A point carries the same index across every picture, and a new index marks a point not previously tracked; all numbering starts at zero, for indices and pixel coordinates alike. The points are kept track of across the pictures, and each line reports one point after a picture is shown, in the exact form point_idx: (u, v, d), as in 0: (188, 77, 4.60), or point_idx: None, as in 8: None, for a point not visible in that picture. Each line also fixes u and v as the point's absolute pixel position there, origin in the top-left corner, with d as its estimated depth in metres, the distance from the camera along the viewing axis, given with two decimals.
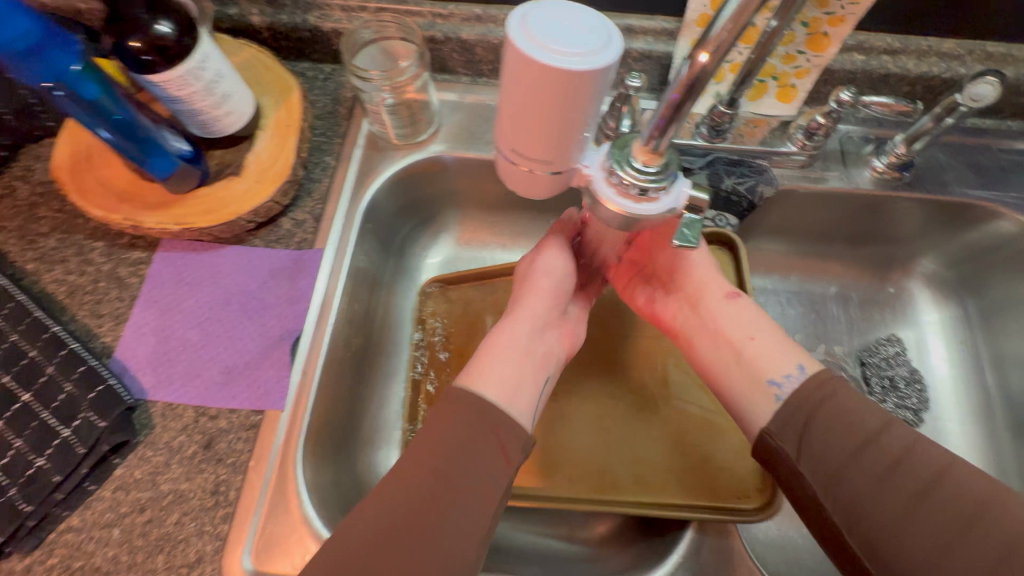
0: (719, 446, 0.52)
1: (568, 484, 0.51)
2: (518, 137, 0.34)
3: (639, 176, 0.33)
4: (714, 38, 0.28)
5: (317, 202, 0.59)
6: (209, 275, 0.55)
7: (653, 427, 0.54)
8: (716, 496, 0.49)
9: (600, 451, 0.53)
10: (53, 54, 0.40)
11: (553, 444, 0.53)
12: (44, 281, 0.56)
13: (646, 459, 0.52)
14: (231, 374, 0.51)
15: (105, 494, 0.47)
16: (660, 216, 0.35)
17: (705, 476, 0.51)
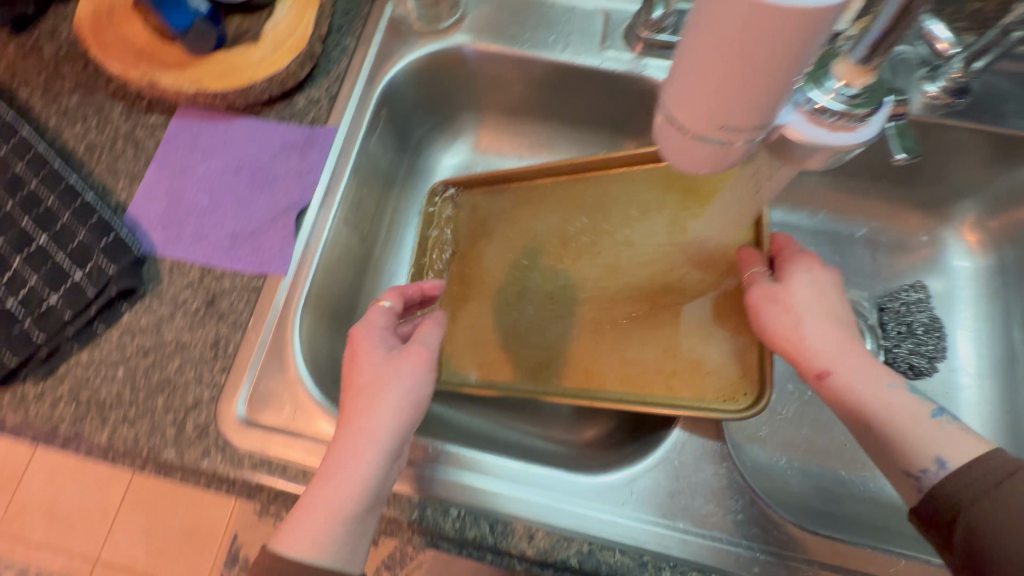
0: (711, 348, 0.48)
1: (555, 380, 0.51)
2: (725, 108, 0.27)
3: (835, 98, 0.29)
4: None
5: (333, 81, 0.58)
6: (222, 144, 0.56)
7: (642, 332, 0.50)
8: (696, 397, 0.47)
9: (587, 353, 0.51)
10: None
11: (544, 343, 0.53)
12: (65, 137, 0.57)
13: (631, 360, 0.50)
14: (237, 239, 0.52)
15: (112, 337, 0.49)
16: (847, 151, 0.31)
17: (691, 379, 0.47)
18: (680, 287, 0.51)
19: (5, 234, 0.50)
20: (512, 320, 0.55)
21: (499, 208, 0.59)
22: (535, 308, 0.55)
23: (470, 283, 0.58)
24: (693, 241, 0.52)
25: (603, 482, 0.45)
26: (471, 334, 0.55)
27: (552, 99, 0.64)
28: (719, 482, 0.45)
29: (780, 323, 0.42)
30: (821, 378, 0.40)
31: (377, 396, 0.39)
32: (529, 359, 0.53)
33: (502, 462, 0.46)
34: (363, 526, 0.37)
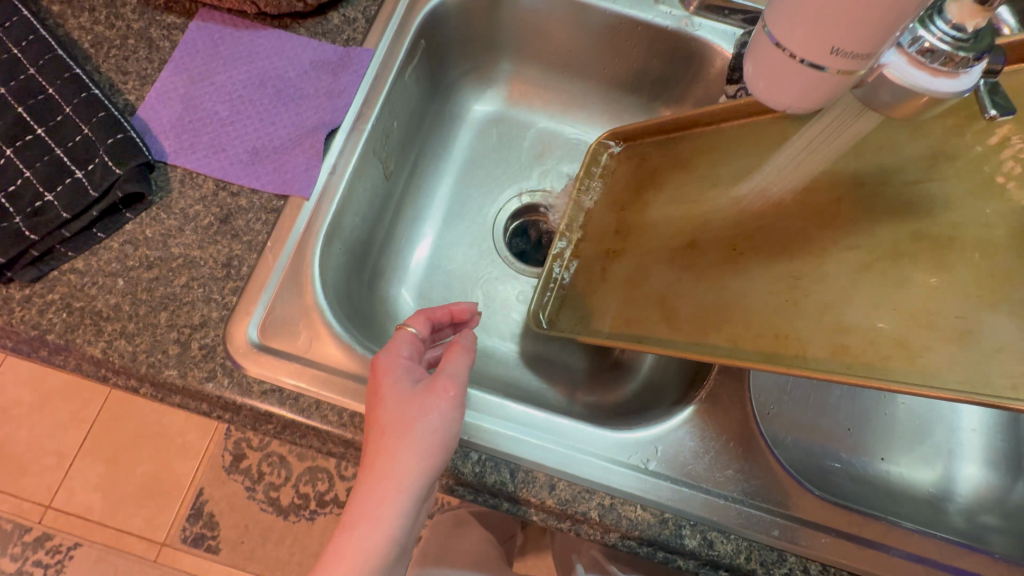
0: (1000, 319, 0.32)
1: (723, 343, 0.40)
2: (835, 36, 0.26)
3: (944, 38, 0.28)
4: None
5: (372, 3, 0.54)
6: (246, 55, 0.52)
7: (878, 288, 0.35)
8: (969, 385, 0.31)
9: (780, 315, 0.38)
10: None
11: (714, 303, 0.42)
12: (69, 27, 0.51)
13: (848, 325, 0.35)
14: (258, 156, 0.48)
15: (112, 246, 0.45)
16: (946, 100, 0.30)
17: (963, 359, 0.32)
18: (948, 228, 0.34)
19: None
20: (673, 277, 0.46)
21: (674, 156, 0.51)
22: (711, 262, 0.44)
23: (628, 235, 0.52)
24: (989, 161, 0.35)
25: (629, 437, 0.44)
26: (624, 294, 0.49)
27: (595, 54, 0.62)
28: (744, 445, 0.44)
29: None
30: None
31: (404, 443, 0.36)
32: (695, 323, 0.43)
33: (519, 409, 0.45)
34: (398, 553, 0.35)
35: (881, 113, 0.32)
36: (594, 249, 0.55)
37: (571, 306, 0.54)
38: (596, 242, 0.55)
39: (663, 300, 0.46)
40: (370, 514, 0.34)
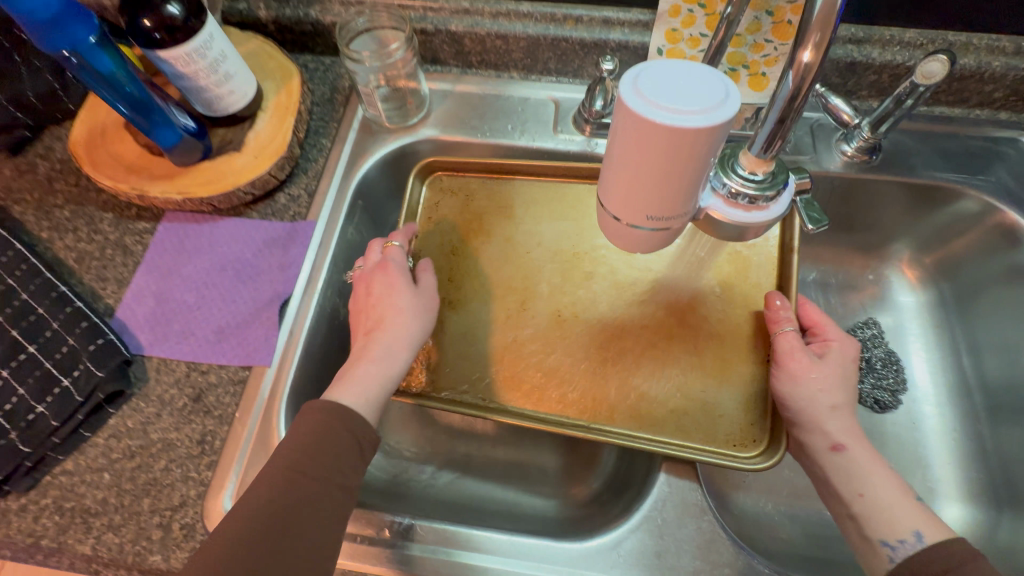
0: (725, 393, 0.49)
1: (557, 406, 0.50)
2: (655, 199, 0.31)
3: (746, 184, 0.33)
4: (811, 38, 0.28)
5: (312, 179, 0.62)
6: (208, 244, 0.59)
7: (656, 364, 0.51)
8: (708, 439, 0.48)
9: (597, 383, 0.51)
10: (72, 27, 0.45)
11: (547, 366, 0.51)
12: (57, 248, 0.60)
13: (646, 395, 0.50)
14: (223, 334, 0.54)
15: (98, 442, 0.50)
16: (769, 223, 0.35)
17: (702, 421, 0.48)
18: (700, 321, 0.53)
19: None
20: (508, 333, 0.53)
21: (507, 207, 0.59)
22: (543, 324, 0.53)
23: (461, 285, 0.56)
24: (721, 282, 0.54)
25: (590, 545, 0.45)
26: (462, 344, 0.53)
27: None
28: (703, 535, 0.46)
29: (812, 387, 0.45)
30: (837, 450, 0.43)
31: (395, 321, 0.48)
32: (532, 385, 0.51)
33: (495, 538, 0.46)
34: (385, 396, 0.46)
35: (724, 238, 0.37)
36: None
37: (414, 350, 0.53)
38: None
39: (501, 356, 0.52)
40: (368, 366, 0.46)
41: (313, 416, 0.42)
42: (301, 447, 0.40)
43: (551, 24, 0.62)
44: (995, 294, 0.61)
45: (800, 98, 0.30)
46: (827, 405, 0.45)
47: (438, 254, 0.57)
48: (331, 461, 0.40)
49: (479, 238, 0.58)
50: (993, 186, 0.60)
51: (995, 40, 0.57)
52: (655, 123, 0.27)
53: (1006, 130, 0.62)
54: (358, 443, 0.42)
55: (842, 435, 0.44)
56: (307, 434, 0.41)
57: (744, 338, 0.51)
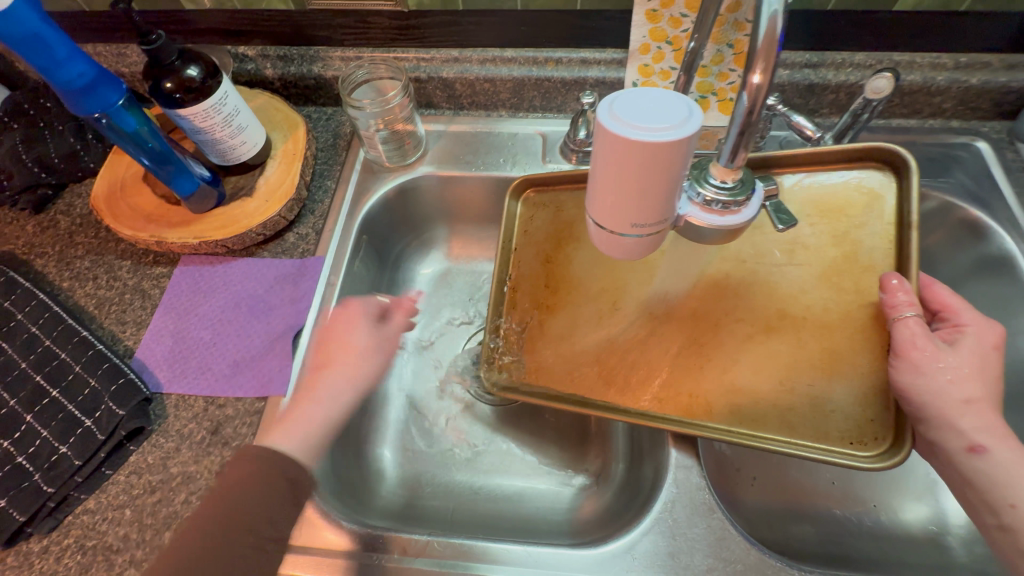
0: (839, 388, 0.46)
1: (651, 403, 0.50)
2: (640, 208, 0.35)
3: (719, 193, 0.37)
4: (759, 62, 0.32)
5: (319, 218, 0.66)
6: (222, 284, 0.62)
7: (762, 357, 0.49)
8: (820, 437, 0.45)
9: (690, 378, 0.50)
10: (103, 91, 0.50)
11: (641, 363, 0.51)
12: (77, 296, 0.63)
13: (743, 390, 0.48)
14: (239, 367, 0.57)
15: (119, 479, 0.52)
16: (743, 226, 0.39)
17: (813, 416, 0.46)
18: (802, 311, 0.49)
19: (19, 393, 0.54)
20: (602, 335, 0.54)
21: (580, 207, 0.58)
22: (637, 325, 0.53)
23: (559, 290, 0.57)
24: (829, 263, 0.50)
25: (604, 550, 0.46)
26: (564, 350, 0.54)
27: None
28: (714, 534, 0.47)
29: (939, 385, 0.44)
30: (975, 451, 0.44)
31: (349, 364, 0.52)
32: (629, 379, 0.51)
33: (510, 548, 0.47)
34: (322, 441, 0.48)
35: (703, 242, 0.41)
36: (528, 302, 0.57)
37: (515, 362, 0.55)
38: (529, 292, 0.57)
39: (600, 360, 0.53)
40: (311, 409, 0.49)
41: (245, 463, 0.44)
42: (232, 498, 0.42)
43: (534, 66, 0.68)
44: (969, 287, 0.65)
45: (757, 115, 0.34)
46: (960, 403, 0.44)
47: (533, 264, 0.58)
48: (262, 510, 0.43)
49: (569, 243, 0.58)
50: (953, 187, 0.64)
51: (936, 57, 0.63)
52: (631, 141, 0.31)
53: (959, 136, 0.67)
54: (297, 494, 0.45)
55: (979, 435, 0.44)
56: (240, 485, 0.43)
57: (859, 329, 0.48)
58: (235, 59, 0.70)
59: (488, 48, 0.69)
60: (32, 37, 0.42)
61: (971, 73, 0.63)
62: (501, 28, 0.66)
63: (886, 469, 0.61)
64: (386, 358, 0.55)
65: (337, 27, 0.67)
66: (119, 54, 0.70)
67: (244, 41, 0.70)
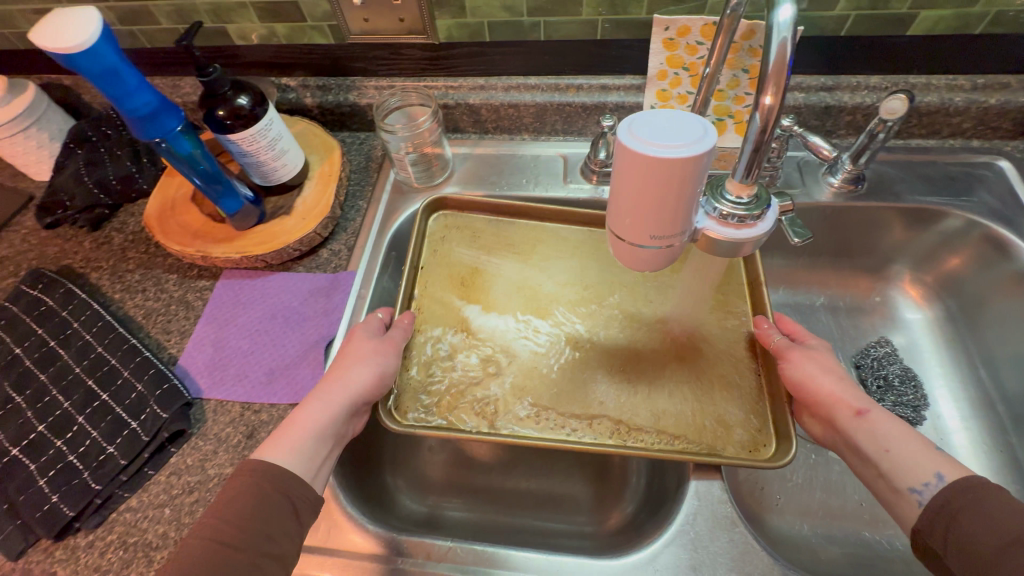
0: (732, 404, 0.53)
1: (584, 427, 0.52)
2: (657, 221, 0.37)
3: (736, 207, 0.39)
4: (771, 84, 0.34)
5: (351, 236, 0.70)
6: (260, 296, 0.66)
7: (669, 383, 0.54)
8: (726, 449, 0.50)
9: (615, 405, 0.53)
10: (164, 118, 0.55)
11: (565, 389, 0.55)
12: (127, 307, 0.67)
13: (665, 412, 0.52)
14: (274, 375, 0.59)
15: (160, 479, 0.54)
16: (759, 238, 0.40)
17: (717, 430, 0.51)
18: (699, 342, 0.57)
19: (71, 396, 0.57)
20: (528, 357, 0.57)
21: (508, 236, 0.66)
22: (559, 352, 0.57)
23: (476, 309, 0.60)
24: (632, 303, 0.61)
25: (625, 562, 0.47)
26: (486, 376, 0.55)
27: None
28: (737, 547, 0.47)
29: (806, 368, 0.49)
30: (861, 415, 0.45)
31: (342, 372, 0.50)
32: (557, 407, 0.53)
33: (533, 556, 0.48)
34: (321, 452, 0.46)
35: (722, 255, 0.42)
36: (440, 324, 0.59)
37: (431, 384, 0.55)
38: (445, 314, 0.59)
39: (526, 386, 0.55)
40: (306, 418, 0.47)
41: (244, 480, 0.42)
42: (226, 515, 0.41)
43: (556, 92, 0.72)
44: (997, 305, 0.64)
45: (769, 132, 0.36)
46: (834, 379, 0.48)
47: (446, 288, 0.61)
48: (260, 531, 0.41)
49: (489, 269, 0.63)
50: (976, 205, 0.64)
51: (952, 79, 0.65)
52: (651, 158, 0.33)
53: (981, 155, 0.68)
54: (294, 513, 0.43)
55: (861, 400, 0.46)
56: (234, 500, 0.42)
57: (740, 358, 0.56)
58: (279, 90, 0.76)
59: (512, 76, 0.73)
60: (110, 70, 0.47)
61: (989, 94, 0.64)
62: (525, 58, 0.70)
63: None
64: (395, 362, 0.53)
65: (372, 59, 0.72)
66: (173, 86, 0.78)
67: (288, 73, 0.76)
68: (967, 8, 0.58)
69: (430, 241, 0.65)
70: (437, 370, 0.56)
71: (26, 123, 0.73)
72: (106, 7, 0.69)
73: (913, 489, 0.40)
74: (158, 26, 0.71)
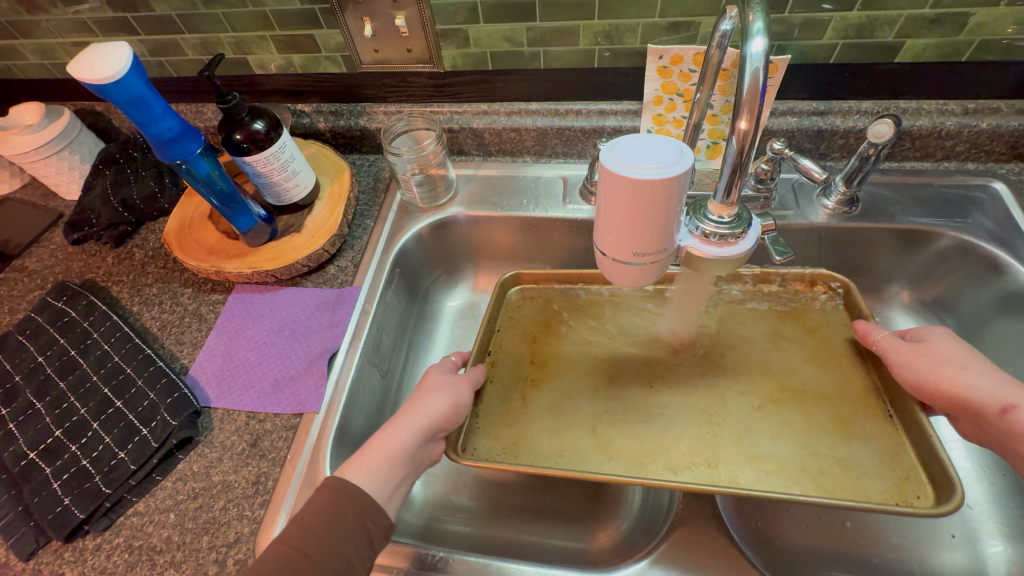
0: (858, 450, 0.54)
1: (666, 472, 0.54)
2: (637, 239, 0.38)
3: (718, 226, 0.41)
4: (745, 109, 0.37)
5: (357, 253, 0.73)
6: (268, 310, 0.69)
7: (773, 426, 0.57)
8: (862, 496, 0.51)
9: (700, 448, 0.56)
10: (186, 142, 0.59)
11: (649, 434, 0.57)
12: (145, 319, 0.70)
13: (765, 457, 0.54)
14: (279, 385, 0.62)
15: (167, 484, 0.56)
16: (742, 256, 0.42)
17: (845, 476, 0.53)
18: (800, 386, 0.59)
19: (88, 403, 0.60)
20: (596, 406, 0.60)
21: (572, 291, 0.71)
22: (632, 396, 0.60)
23: (546, 365, 0.64)
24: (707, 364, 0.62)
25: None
26: (555, 423, 0.59)
27: (534, 243, 0.79)
28: (727, 564, 0.48)
29: (929, 373, 0.50)
30: (1006, 412, 0.45)
31: (419, 399, 0.53)
32: (633, 452, 0.56)
33: (524, 567, 0.48)
34: (397, 477, 0.48)
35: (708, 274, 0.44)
36: (512, 377, 0.63)
37: (500, 429, 0.58)
38: (515, 368, 0.64)
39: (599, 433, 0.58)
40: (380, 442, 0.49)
41: (329, 500, 0.44)
42: (307, 528, 0.43)
43: (556, 117, 0.75)
44: (997, 326, 0.64)
45: (746, 154, 0.38)
46: (964, 374, 0.48)
47: (519, 343, 0.66)
48: (337, 550, 0.42)
49: (557, 327, 0.68)
50: (969, 226, 0.65)
51: (943, 104, 0.66)
52: (627, 179, 0.35)
53: (974, 177, 0.69)
54: (367, 538, 0.44)
55: (1005, 395, 0.45)
56: (321, 517, 0.43)
57: (852, 403, 0.57)
58: (294, 115, 0.80)
59: (514, 102, 0.76)
60: (138, 100, 0.51)
61: (980, 118, 0.65)
62: (526, 85, 0.74)
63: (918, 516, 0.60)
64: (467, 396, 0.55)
65: (381, 86, 0.76)
66: (197, 112, 0.83)
67: (303, 100, 0.80)
68: (952, 37, 0.60)
69: (506, 308, 0.69)
70: (510, 417, 0.59)
71: (60, 146, 0.78)
72: (138, 40, 0.75)
73: None
74: (184, 57, 0.77)
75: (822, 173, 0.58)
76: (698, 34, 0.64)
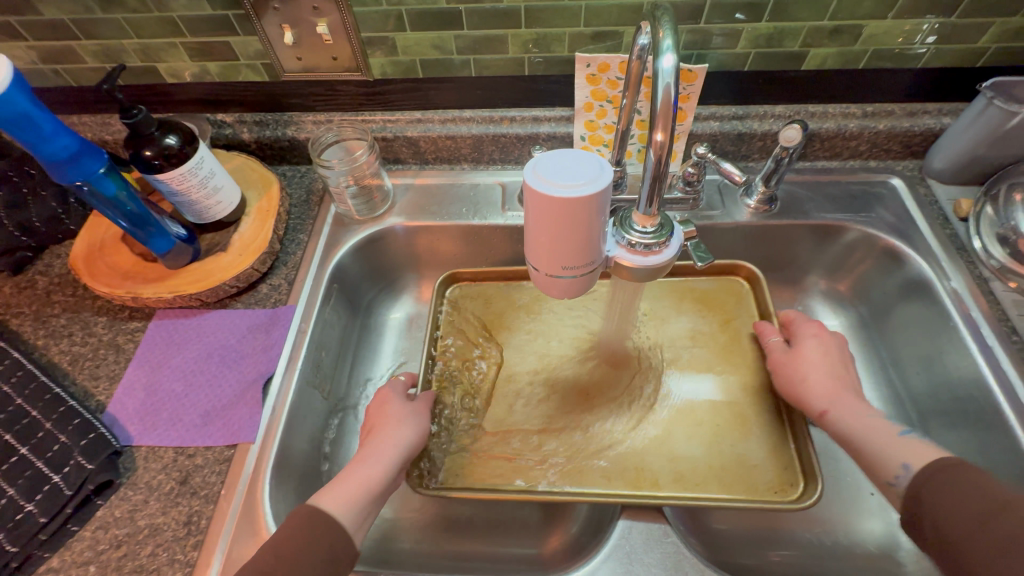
0: (751, 444, 0.57)
1: (604, 481, 0.55)
2: (565, 254, 0.39)
3: (643, 236, 0.42)
4: (660, 124, 0.38)
5: (291, 269, 0.70)
6: (195, 336, 0.65)
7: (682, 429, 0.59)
8: (752, 490, 0.54)
9: (633, 452, 0.58)
10: (86, 162, 0.54)
11: (587, 441, 0.59)
12: (51, 354, 0.64)
13: (680, 458, 0.57)
14: (209, 417, 0.58)
15: (85, 534, 0.52)
16: (666, 264, 0.43)
17: (740, 474, 0.55)
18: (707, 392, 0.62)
19: None
20: (536, 420, 0.61)
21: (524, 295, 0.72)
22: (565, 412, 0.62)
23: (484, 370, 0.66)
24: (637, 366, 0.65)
25: None
26: (525, 439, 0.60)
27: (475, 252, 0.79)
28: (671, 557, 0.50)
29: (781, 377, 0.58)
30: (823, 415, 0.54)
31: (389, 430, 0.54)
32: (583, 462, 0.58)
33: None
34: (367, 509, 0.48)
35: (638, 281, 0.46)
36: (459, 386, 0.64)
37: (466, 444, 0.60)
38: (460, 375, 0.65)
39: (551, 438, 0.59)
40: (352, 475, 0.49)
41: (302, 522, 0.44)
42: (279, 554, 0.42)
43: (491, 124, 0.75)
44: (901, 309, 0.70)
45: (664, 166, 0.40)
46: (807, 376, 0.56)
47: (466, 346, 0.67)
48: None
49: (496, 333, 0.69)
50: (873, 220, 0.71)
51: (846, 108, 0.72)
52: (549, 198, 0.35)
53: (876, 173, 0.75)
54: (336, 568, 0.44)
55: (823, 401, 0.54)
56: (291, 540, 0.43)
57: (755, 395, 0.61)
58: (214, 125, 0.76)
59: (447, 110, 0.75)
60: (22, 116, 0.47)
61: (877, 120, 0.71)
62: (458, 93, 0.73)
63: (841, 490, 0.64)
64: (427, 421, 0.58)
65: (309, 95, 0.73)
66: (103, 123, 0.76)
67: (222, 109, 0.76)
68: (849, 47, 0.65)
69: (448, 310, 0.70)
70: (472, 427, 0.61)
71: None
72: (27, 46, 0.68)
73: (891, 480, 0.46)
74: (84, 65, 0.70)
75: (741, 174, 0.62)
76: (622, 43, 0.66)
